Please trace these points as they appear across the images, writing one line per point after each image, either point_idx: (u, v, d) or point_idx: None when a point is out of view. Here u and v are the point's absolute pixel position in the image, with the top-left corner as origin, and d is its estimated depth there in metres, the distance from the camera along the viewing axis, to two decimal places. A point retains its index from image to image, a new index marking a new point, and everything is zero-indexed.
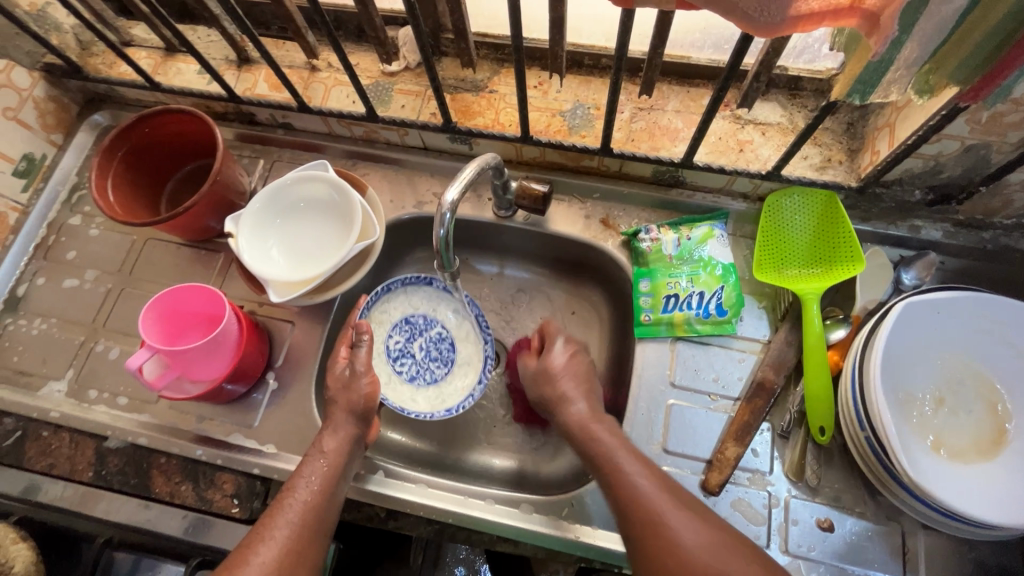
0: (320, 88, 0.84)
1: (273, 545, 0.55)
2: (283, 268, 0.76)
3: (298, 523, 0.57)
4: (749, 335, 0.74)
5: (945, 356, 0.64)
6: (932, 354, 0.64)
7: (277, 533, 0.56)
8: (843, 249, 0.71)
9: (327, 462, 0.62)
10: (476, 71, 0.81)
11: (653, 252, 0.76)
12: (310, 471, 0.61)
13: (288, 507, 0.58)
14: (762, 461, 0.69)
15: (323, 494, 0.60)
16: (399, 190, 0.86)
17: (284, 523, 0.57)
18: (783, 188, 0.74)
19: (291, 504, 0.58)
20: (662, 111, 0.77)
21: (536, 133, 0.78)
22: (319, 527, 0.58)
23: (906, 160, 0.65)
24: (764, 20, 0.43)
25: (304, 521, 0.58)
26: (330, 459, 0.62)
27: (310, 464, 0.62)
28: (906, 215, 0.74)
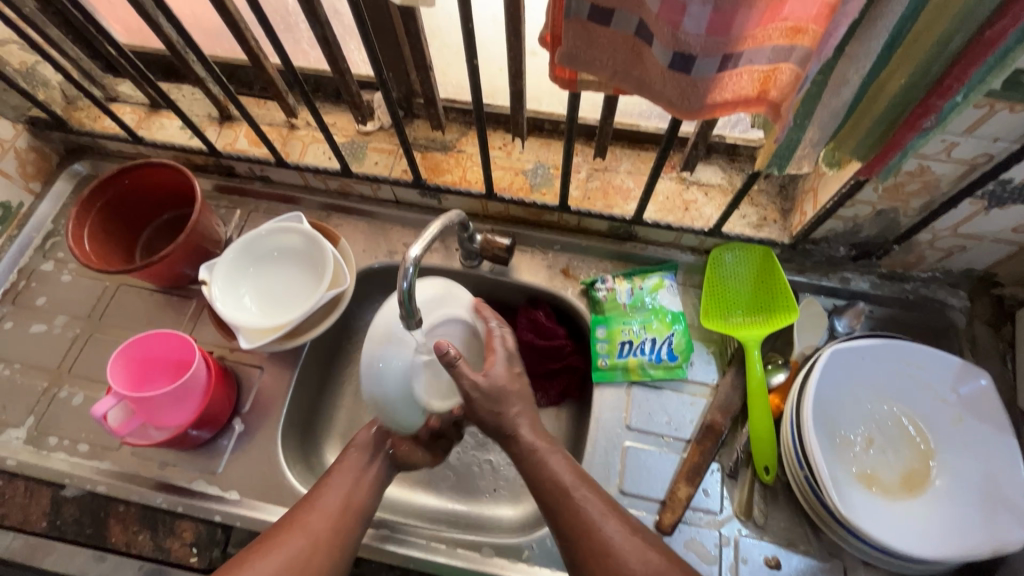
0: (298, 145, 0.89)
1: (301, 535, 0.61)
2: (255, 315, 0.78)
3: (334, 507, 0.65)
4: (699, 379, 0.79)
5: (872, 398, 0.70)
6: (859, 397, 0.70)
7: (304, 524, 0.62)
8: (780, 298, 0.78)
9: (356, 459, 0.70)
10: (445, 132, 0.88)
11: (608, 301, 0.82)
12: (344, 473, 0.68)
13: (318, 503, 0.65)
14: (713, 501, 0.72)
15: (351, 494, 0.66)
16: (370, 241, 0.91)
17: (322, 507, 0.64)
18: (724, 243, 0.81)
19: (321, 501, 0.65)
20: (616, 172, 0.84)
21: (500, 190, 0.84)
22: (345, 523, 0.64)
23: (829, 221, 0.73)
24: (687, 106, 0.50)
25: (332, 516, 0.64)
26: (356, 462, 0.69)
27: (337, 472, 0.68)
28: (836, 268, 0.82)
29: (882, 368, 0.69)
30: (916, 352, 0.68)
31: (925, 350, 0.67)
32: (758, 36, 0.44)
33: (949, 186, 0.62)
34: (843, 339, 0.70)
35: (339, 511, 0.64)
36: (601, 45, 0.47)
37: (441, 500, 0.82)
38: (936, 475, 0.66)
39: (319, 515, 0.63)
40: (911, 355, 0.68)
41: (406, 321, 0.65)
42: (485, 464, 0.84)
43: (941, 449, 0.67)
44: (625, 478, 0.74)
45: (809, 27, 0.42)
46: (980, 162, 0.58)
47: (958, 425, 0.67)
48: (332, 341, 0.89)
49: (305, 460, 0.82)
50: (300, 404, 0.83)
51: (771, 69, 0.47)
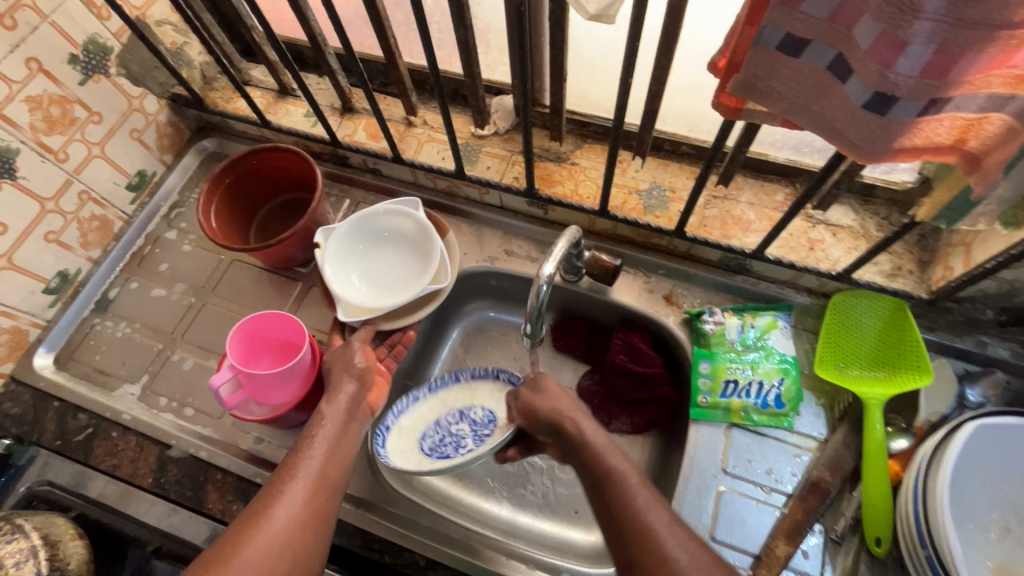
0: (413, 142, 0.91)
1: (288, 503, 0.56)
2: (358, 288, 0.81)
3: (317, 473, 0.60)
4: (806, 432, 0.74)
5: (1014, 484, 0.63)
6: (1001, 481, 0.63)
7: (290, 490, 0.57)
8: (909, 357, 0.72)
9: (332, 423, 0.65)
10: (561, 144, 0.87)
11: (716, 335, 0.77)
12: (317, 435, 0.63)
13: (299, 467, 0.60)
14: (812, 565, 0.67)
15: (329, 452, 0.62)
16: (471, 244, 0.91)
17: (303, 472, 0.59)
18: (851, 289, 0.75)
19: (302, 465, 0.60)
20: (736, 202, 0.80)
21: (612, 208, 0.82)
22: (329, 484, 0.60)
23: (983, 280, 0.66)
24: (869, 148, 0.46)
25: (314, 479, 0.59)
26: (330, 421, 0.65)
27: (313, 428, 0.64)
28: (974, 330, 0.74)
29: None
30: None
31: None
32: (977, 83, 0.39)
33: None
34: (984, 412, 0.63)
35: (319, 479, 0.60)
36: (784, 76, 0.44)
37: (511, 511, 0.82)
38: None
39: (294, 497, 0.57)
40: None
41: (530, 338, 0.67)
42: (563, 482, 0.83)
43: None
44: (717, 524, 0.70)
45: None
46: None
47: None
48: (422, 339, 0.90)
49: None
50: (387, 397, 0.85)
51: (978, 118, 0.42)
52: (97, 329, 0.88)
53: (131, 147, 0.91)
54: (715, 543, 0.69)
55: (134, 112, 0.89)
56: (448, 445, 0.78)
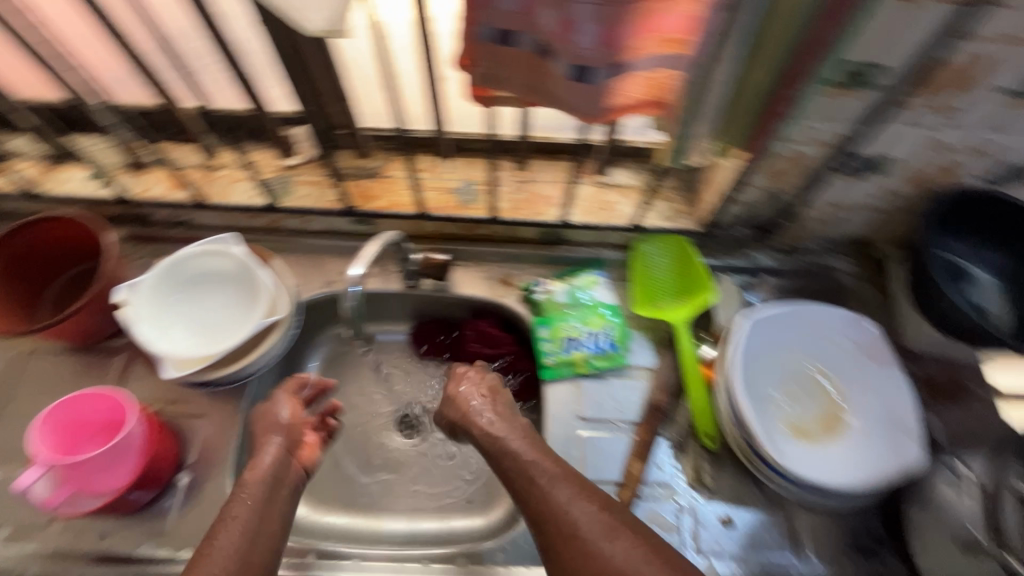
0: (221, 185, 0.88)
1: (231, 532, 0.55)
2: (182, 338, 0.76)
3: (255, 502, 0.59)
4: (639, 364, 0.85)
5: (790, 359, 0.79)
6: (780, 359, 0.79)
7: (234, 519, 0.57)
8: (698, 280, 0.85)
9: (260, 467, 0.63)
10: (370, 159, 0.89)
11: (547, 301, 0.86)
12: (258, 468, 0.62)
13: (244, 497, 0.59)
14: (667, 474, 0.77)
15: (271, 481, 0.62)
16: (307, 273, 0.90)
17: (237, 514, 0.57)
18: (645, 236, 0.88)
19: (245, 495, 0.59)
20: (539, 183, 0.90)
21: (432, 210, 0.87)
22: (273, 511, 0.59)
23: (730, 205, 0.82)
24: (591, 112, 0.56)
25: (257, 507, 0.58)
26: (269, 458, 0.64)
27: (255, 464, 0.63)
28: (741, 248, 0.91)
29: (799, 329, 0.79)
30: (812, 311, 0.78)
31: (837, 319, 0.78)
32: (640, 47, 0.50)
33: (819, 166, 0.72)
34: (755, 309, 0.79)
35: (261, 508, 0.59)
36: (509, 64, 0.53)
37: (404, 521, 0.83)
38: (846, 416, 0.76)
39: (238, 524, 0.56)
40: (822, 323, 0.78)
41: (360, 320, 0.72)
42: (446, 470, 0.87)
43: (848, 397, 0.77)
44: (585, 466, 0.78)
45: (680, 39, 0.50)
46: (841, 143, 0.68)
47: (859, 370, 0.77)
48: (277, 379, 0.87)
49: None
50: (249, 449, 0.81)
51: (656, 75, 0.54)
52: None
53: None
54: None
55: None
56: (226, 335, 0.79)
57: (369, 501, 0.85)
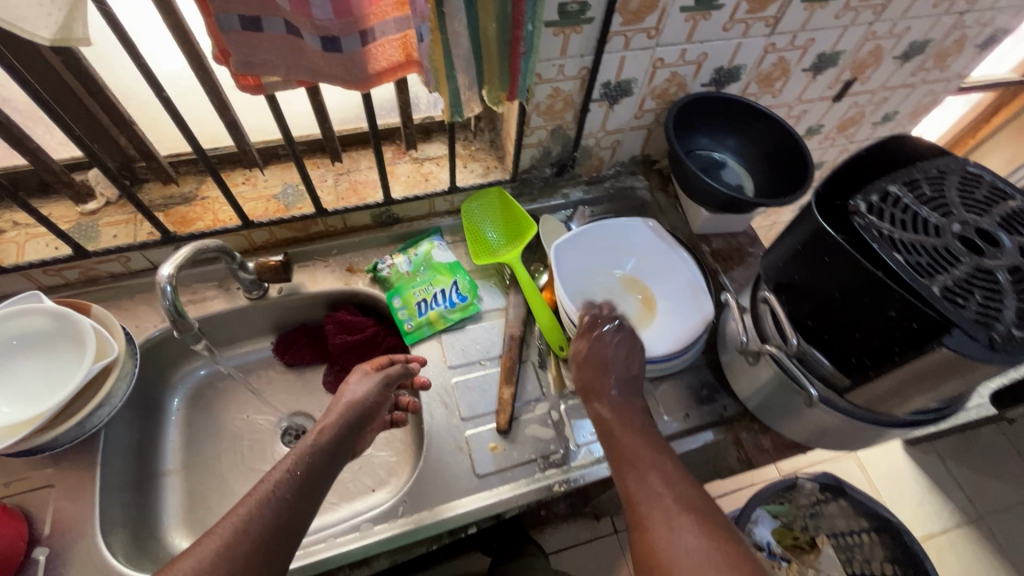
0: (11, 247, 0.81)
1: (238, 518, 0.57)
2: (4, 413, 0.70)
3: (277, 494, 0.60)
4: (491, 307, 0.93)
5: (608, 268, 0.92)
6: (599, 270, 0.92)
7: (252, 494, 0.59)
8: (520, 221, 0.96)
9: (339, 417, 0.70)
10: (181, 185, 0.89)
11: (393, 275, 0.92)
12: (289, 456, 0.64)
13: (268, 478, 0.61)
14: (534, 391, 0.86)
15: (306, 476, 0.63)
16: (141, 314, 0.87)
17: (275, 475, 0.62)
18: (467, 196, 0.97)
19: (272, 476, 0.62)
20: (358, 171, 0.95)
21: (257, 218, 0.89)
22: (296, 507, 0.60)
23: (527, 150, 0.93)
24: (356, 78, 0.62)
25: (282, 495, 0.60)
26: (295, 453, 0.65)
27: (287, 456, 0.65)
28: (554, 188, 1.04)
29: (607, 242, 0.92)
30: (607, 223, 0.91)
31: (634, 227, 0.92)
32: (376, 13, 0.58)
33: (579, 98, 0.86)
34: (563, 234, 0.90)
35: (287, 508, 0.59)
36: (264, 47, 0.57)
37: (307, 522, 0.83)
38: (658, 304, 0.90)
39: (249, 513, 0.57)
40: (625, 234, 0.92)
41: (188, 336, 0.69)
42: None
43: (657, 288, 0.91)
44: (462, 407, 0.84)
45: None
46: (586, 74, 0.82)
47: (660, 265, 0.91)
48: (134, 429, 0.83)
49: (145, 556, 0.76)
50: (116, 502, 0.76)
51: (403, 36, 0.62)
52: None
53: None
54: (467, 421, 0.82)
55: None
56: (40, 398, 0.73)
57: None
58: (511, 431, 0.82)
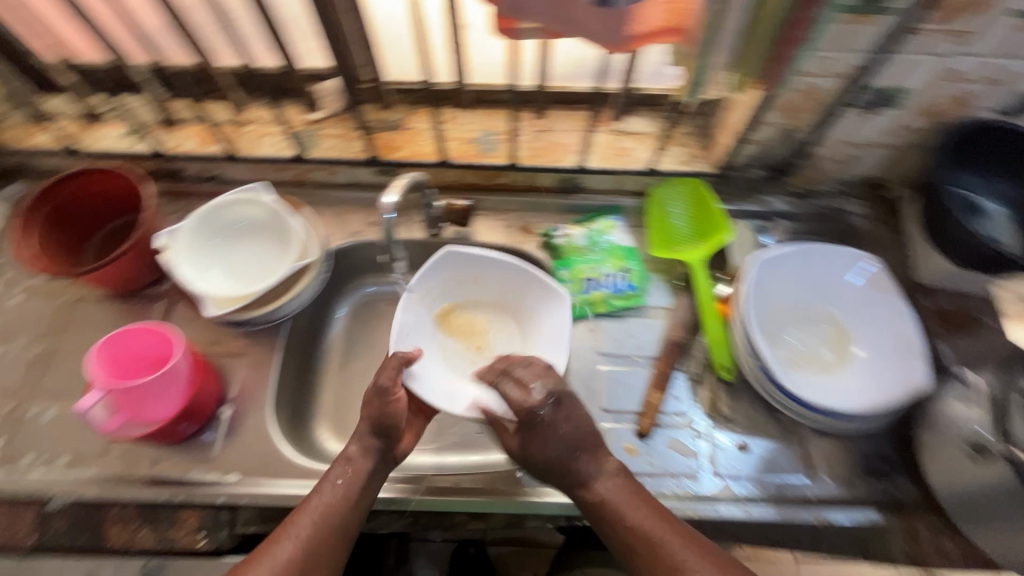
0: (249, 139, 0.91)
1: (293, 543, 0.59)
2: (222, 285, 0.80)
3: (318, 525, 0.60)
4: (656, 304, 0.88)
5: (799, 303, 0.82)
6: (789, 303, 0.82)
7: (299, 531, 0.60)
8: (714, 221, 0.86)
9: (351, 477, 0.64)
10: (394, 112, 0.92)
11: (567, 245, 0.89)
12: (335, 476, 0.64)
13: (312, 507, 0.61)
14: (684, 404, 0.80)
15: (346, 500, 0.62)
16: (335, 224, 0.94)
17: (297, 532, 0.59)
18: (660, 181, 0.91)
19: (315, 504, 0.62)
20: (557, 131, 0.92)
21: (453, 158, 0.90)
22: (341, 531, 0.61)
23: (743, 146, 0.84)
24: (613, 37, 0.58)
25: (324, 524, 0.60)
26: (355, 467, 0.64)
27: (329, 474, 0.64)
28: (756, 192, 0.93)
29: (806, 270, 0.81)
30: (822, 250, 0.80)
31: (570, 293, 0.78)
32: None
33: (832, 100, 0.74)
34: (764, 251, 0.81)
35: (333, 529, 0.61)
36: None
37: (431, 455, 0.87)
38: (541, 321, 0.81)
39: (299, 538, 0.59)
40: (456, 264, 0.81)
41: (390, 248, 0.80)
42: None
43: (854, 333, 0.80)
44: (606, 398, 0.81)
45: None
46: (854, 74, 0.70)
47: (863, 306, 0.79)
48: (308, 325, 0.91)
49: (297, 439, 0.84)
50: (286, 385, 0.85)
51: None
52: None
53: None
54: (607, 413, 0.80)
55: None
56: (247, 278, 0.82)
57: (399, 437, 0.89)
58: (652, 438, 0.78)
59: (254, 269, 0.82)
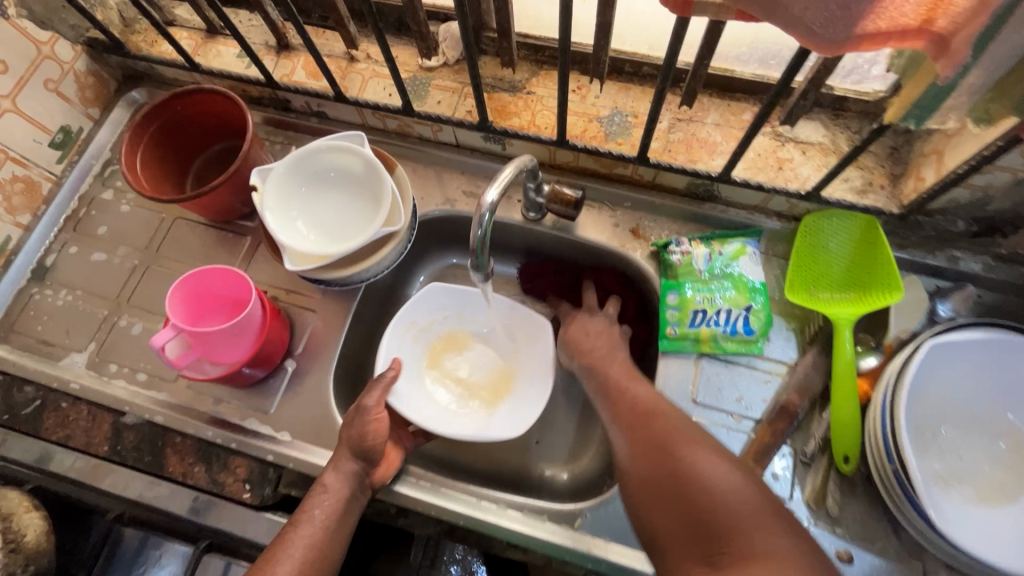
0: (357, 79, 0.84)
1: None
2: (305, 238, 0.75)
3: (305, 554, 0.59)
4: (775, 357, 0.73)
5: (968, 401, 0.64)
6: (956, 396, 0.64)
7: (278, 568, 0.57)
8: (880, 275, 0.69)
9: (331, 501, 0.63)
10: (515, 72, 0.81)
11: (683, 265, 0.75)
12: (313, 506, 0.62)
13: (291, 541, 0.60)
14: (782, 486, 0.67)
15: (326, 528, 0.62)
16: (429, 187, 0.86)
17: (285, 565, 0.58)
18: (820, 210, 0.73)
19: (294, 538, 0.60)
20: (702, 124, 0.76)
21: (571, 137, 0.77)
22: (323, 560, 0.60)
23: (953, 189, 0.63)
24: (829, 35, 0.42)
25: (307, 556, 0.59)
26: (332, 497, 0.63)
27: (312, 500, 0.63)
28: (945, 245, 0.72)
29: (993, 362, 0.62)
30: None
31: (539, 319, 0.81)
32: None
33: None
34: (941, 330, 0.62)
35: (315, 559, 0.59)
36: None
37: (482, 456, 0.82)
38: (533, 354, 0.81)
39: (283, 574, 0.57)
40: (444, 297, 0.83)
41: (478, 273, 0.64)
42: None
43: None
44: None
45: None
46: None
47: None
48: (385, 289, 0.87)
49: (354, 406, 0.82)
50: (351, 349, 0.82)
51: None
52: (37, 299, 0.83)
53: (50, 100, 0.83)
54: None
55: (48, 60, 0.81)
56: (330, 235, 0.77)
57: None
58: None
59: (339, 226, 0.77)
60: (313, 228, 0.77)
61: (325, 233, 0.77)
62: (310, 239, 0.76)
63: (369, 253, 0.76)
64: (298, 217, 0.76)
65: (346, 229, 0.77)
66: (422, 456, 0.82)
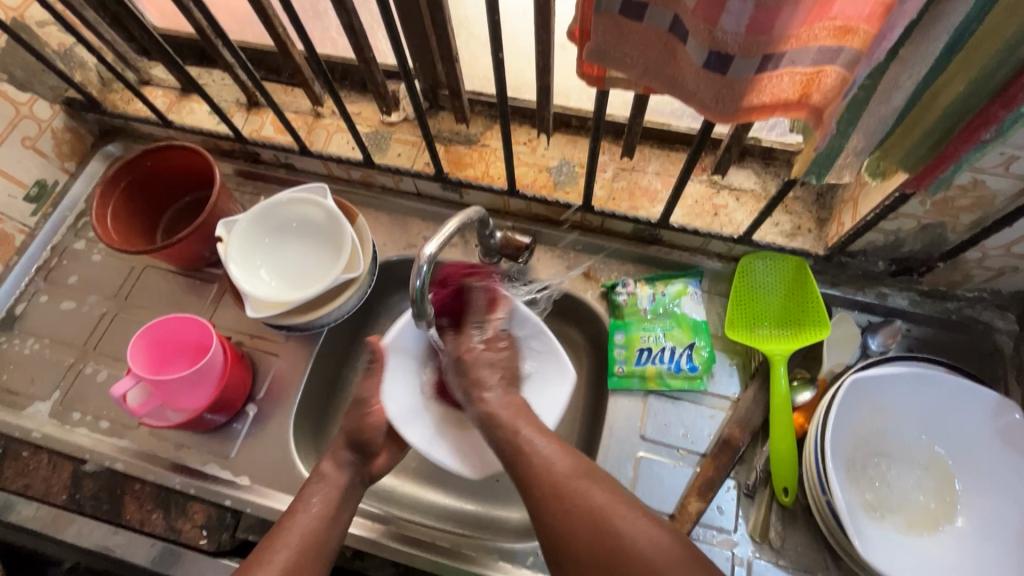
0: (322, 134, 0.89)
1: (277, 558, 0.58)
2: (268, 286, 0.79)
3: (305, 534, 0.61)
4: (720, 392, 0.76)
5: (895, 434, 0.67)
6: (884, 429, 0.68)
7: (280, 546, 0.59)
8: (810, 313, 0.75)
9: (327, 487, 0.65)
10: (470, 126, 0.86)
11: (628, 306, 0.80)
12: (311, 491, 0.64)
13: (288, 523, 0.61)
14: (727, 519, 0.69)
15: (324, 511, 0.63)
16: (391, 233, 0.90)
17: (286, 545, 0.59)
18: (754, 252, 0.78)
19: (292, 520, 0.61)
20: (643, 173, 0.81)
21: (523, 186, 0.82)
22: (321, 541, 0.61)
23: (868, 233, 0.69)
24: (720, 108, 0.47)
25: (304, 536, 0.60)
26: (329, 483, 0.65)
27: (311, 486, 0.65)
28: (873, 283, 0.77)
29: (913, 397, 0.66)
30: (940, 380, 0.64)
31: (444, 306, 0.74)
32: (802, 37, 0.40)
33: (1005, 204, 0.57)
34: (865, 366, 0.66)
35: (312, 540, 0.61)
36: (632, 42, 0.44)
37: (441, 496, 0.82)
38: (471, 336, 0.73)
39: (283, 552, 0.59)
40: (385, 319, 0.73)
41: (417, 318, 0.66)
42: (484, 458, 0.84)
43: (963, 489, 0.64)
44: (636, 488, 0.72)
45: (860, 28, 0.39)
46: None
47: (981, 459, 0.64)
48: (349, 332, 0.89)
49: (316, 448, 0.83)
50: (313, 392, 0.83)
51: (814, 73, 0.43)
52: (5, 347, 0.85)
53: (26, 157, 0.86)
54: None
55: (26, 119, 0.85)
56: (291, 281, 0.80)
57: (417, 470, 0.85)
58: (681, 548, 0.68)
59: (301, 273, 0.80)
60: (275, 276, 0.80)
61: (287, 280, 0.80)
62: (272, 286, 0.79)
63: (330, 299, 0.80)
64: (261, 265, 0.80)
65: (307, 275, 0.80)
66: (384, 497, 0.82)
